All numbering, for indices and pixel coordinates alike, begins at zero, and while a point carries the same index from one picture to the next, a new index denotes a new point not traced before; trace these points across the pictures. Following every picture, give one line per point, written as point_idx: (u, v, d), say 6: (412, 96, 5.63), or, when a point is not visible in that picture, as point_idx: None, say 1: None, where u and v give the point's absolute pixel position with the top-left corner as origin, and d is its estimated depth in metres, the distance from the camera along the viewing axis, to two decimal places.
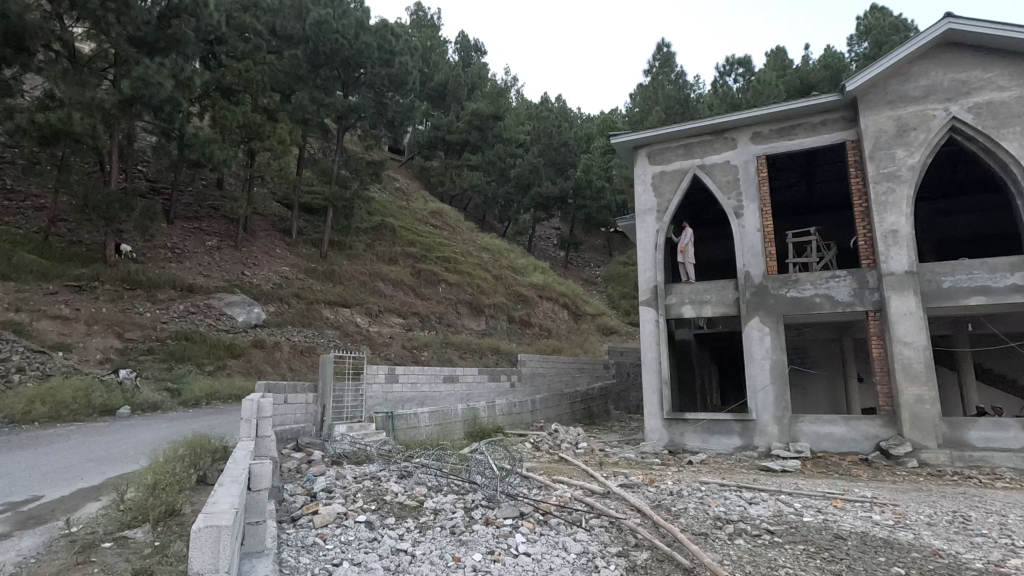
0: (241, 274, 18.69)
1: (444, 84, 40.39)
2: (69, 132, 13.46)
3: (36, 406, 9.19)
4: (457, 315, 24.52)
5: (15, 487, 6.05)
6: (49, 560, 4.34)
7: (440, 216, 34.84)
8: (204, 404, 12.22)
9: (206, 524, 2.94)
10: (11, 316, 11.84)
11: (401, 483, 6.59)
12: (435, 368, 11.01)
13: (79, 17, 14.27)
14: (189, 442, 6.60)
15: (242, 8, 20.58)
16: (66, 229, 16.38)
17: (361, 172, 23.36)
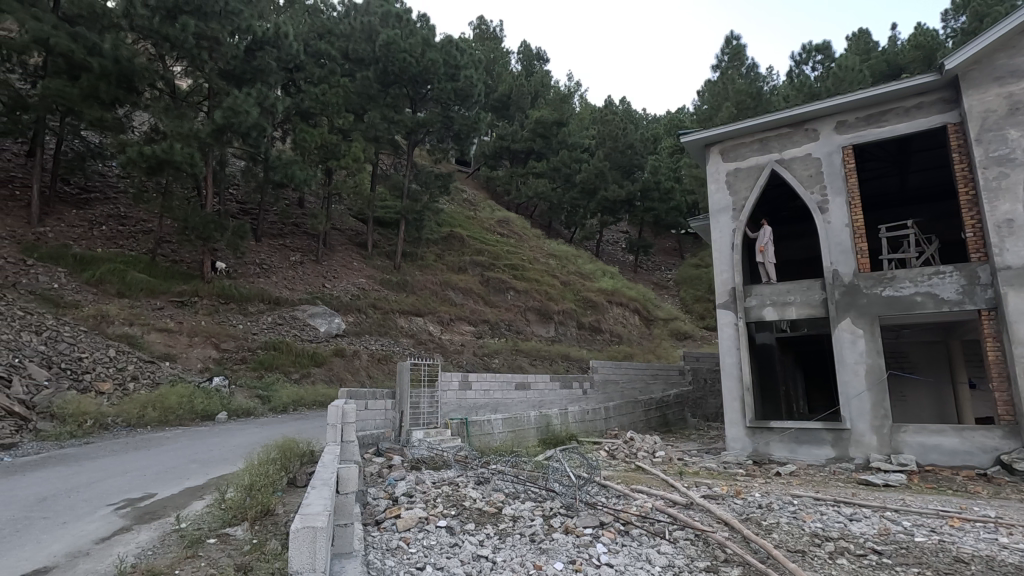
0: (322, 286, 19.73)
1: (508, 94, 40.97)
2: (171, 161, 14.77)
3: (149, 411, 10.06)
4: (527, 321, 24.67)
5: (132, 484, 6.65)
6: (163, 553, 4.72)
7: (507, 224, 35.23)
8: (291, 409, 12.97)
9: (302, 524, 3.08)
10: (127, 330, 13.11)
11: (479, 489, 6.64)
12: (507, 375, 11.06)
13: (178, 57, 15.70)
14: (281, 446, 7.01)
15: (317, 36, 21.86)
16: (170, 250, 17.95)
17: (430, 184, 24.09)
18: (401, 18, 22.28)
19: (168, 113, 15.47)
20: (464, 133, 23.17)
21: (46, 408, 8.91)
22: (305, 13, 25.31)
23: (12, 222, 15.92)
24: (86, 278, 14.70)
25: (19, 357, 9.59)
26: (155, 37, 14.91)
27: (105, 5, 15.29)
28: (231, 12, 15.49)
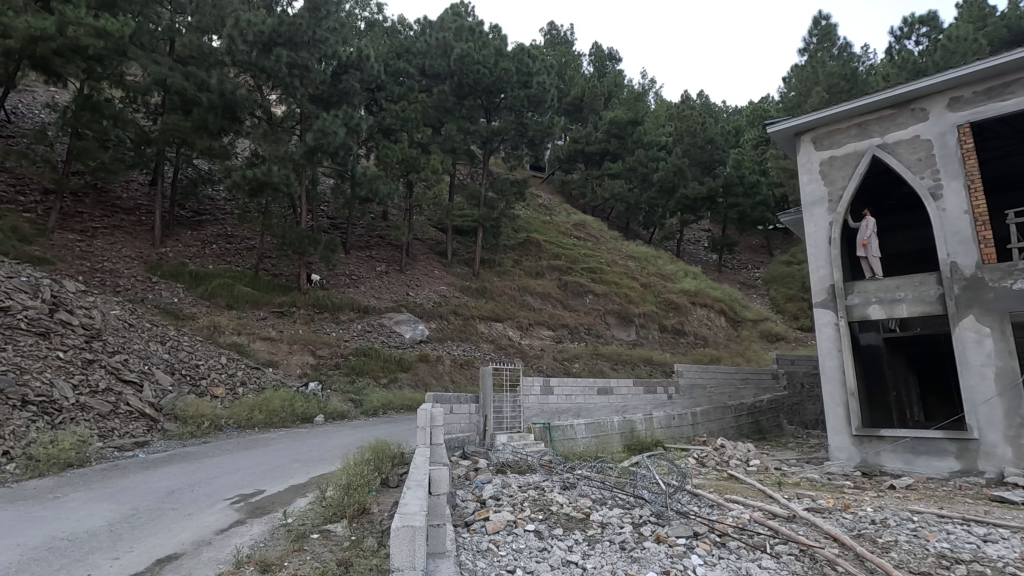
0: (406, 294, 20.55)
1: (580, 97, 40.83)
2: (270, 182, 16.03)
3: (256, 413, 10.88)
4: (607, 325, 24.34)
5: (245, 481, 7.23)
6: (272, 545, 5.09)
7: (583, 227, 34.93)
8: (381, 413, 13.59)
9: (402, 523, 3.25)
10: (236, 339, 14.32)
11: (565, 494, 6.62)
12: (589, 379, 10.93)
13: (273, 86, 17.00)
14: (374, 447, 7.35)
15: (396, 55, 22.91)
16: (270, 264, 19.44)
17: (506, 192, 24.42)
18: (474, 31, 22.86)
19: (266, 139, 16.79)
20: (539, 139, 23.30)
21: (172, 410, 9.77)
22: (384, 35, 26.62)
23: (140, 245, 17.89)
24: (201, 292, 16.23)
25: (149, 364, 10.55)
26: (254, 69, 16.25)
27: (211, 44, 16.87)
28: (318, 40, 16.52)
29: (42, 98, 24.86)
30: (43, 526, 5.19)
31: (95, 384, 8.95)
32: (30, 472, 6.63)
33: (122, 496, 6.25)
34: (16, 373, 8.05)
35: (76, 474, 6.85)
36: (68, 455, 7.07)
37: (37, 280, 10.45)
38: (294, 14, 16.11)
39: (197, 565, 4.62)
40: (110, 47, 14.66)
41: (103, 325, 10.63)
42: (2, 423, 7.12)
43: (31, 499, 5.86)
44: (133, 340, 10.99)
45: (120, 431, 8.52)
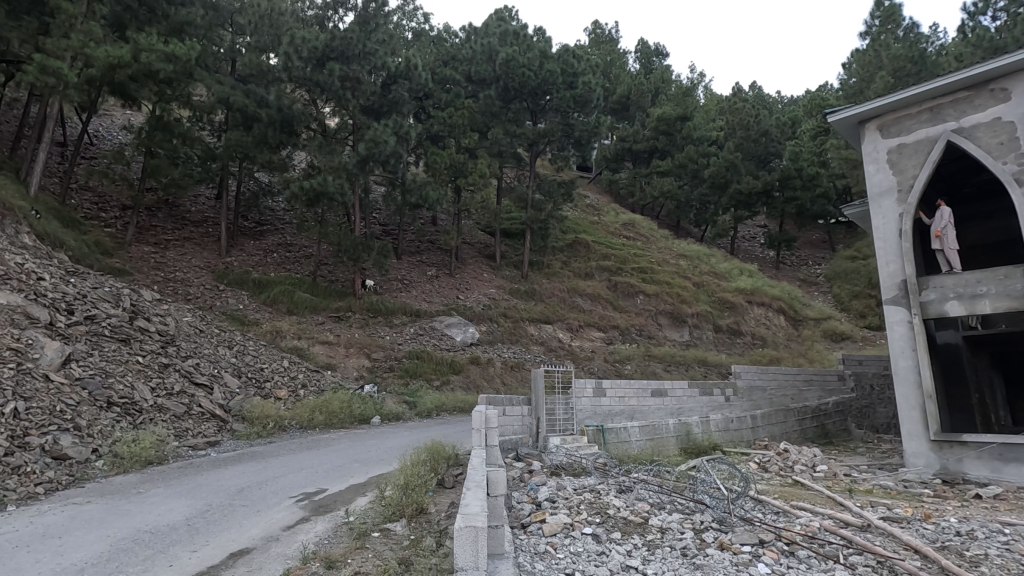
0: (456, 297, 20.83)
1: (627, 95, 40.36)
2: (325, 192, 16.64)
3: (317, 415, 11.27)
4: (659, 326, 23.91)
5: (308, 480, 7.50)
6: (336, 542, 5.27)
7: (632, 227, 34.37)
8: (435, 415, 13.84)
9: (465, 523, 3.33)
10: (297, 343, 14.92)
11: (622, 497, 6.51)
12: (642, 381, 10.73)
13: (327, 100, 17.64)
14: (430, 449, 7.48)
15: (443, 63, 23.32)
16: (327, 271, 20.14)
17: (554, 193, 24.37)
18: (519, 34, 23.00)
19: (321, 150, 17.42)
20: (586, 139, 23.12)
21: (239, 412, 10.27)
22: (431, 44, 27.16)
23: (208, 255, 18.94)
24: (264, 299, 17.02)
25: (218, 368, 11.14)
26: (309, 84, 16.91)
27: (269, 62, 17.69)
28: (368, 52, 16.96)
29: (120, 121, 26.79)
30: (129, 519, 5.57)
31: (170, 387, 9.50)
32: (116, 468, 7.11)
33: (197, 492, 6.62)
34: (102, 376, 8.54)
35: (156, 471, 7.31)
36: (148, 453, 7.53)
37: (120, 290, 11.23)
38: (345, 29, 16.67)
39: (267, 559, 4.83)
40: (179, 70, 15.62)
41: (176, 331, 11.32)
42: (91, 422, 7.56)
43: (118, 493, 6.30)
44: (204, 346, 11.63)
45: (193, 430, 9.00)
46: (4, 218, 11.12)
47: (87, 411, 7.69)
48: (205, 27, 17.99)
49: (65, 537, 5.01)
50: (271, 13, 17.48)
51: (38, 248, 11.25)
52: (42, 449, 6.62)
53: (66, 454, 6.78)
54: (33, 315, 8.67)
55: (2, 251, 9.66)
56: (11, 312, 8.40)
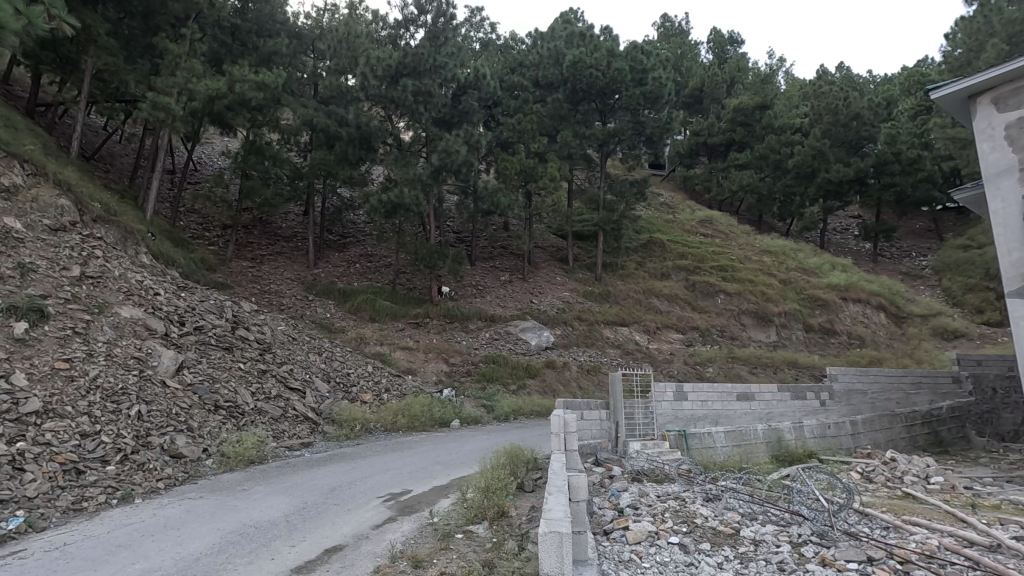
0: (530, 301, 20.90)
1: (700, 88, 39.02)
2: (402, 204, 17.31)
3: (400, 418, 11.69)
4: (742, 327, 22.83)
5: (393, 481, 7.79)
6: (422, 542, 5.42)
7: (710, 224, 33.00)
8: (513, 418, 13.95)
9: (549, 528, 3.33)
10: (379, 349, 15.58)
11: (709, 506, 6.22)
12: (727, 384, 10.22)
13: (401, 115, 18.36)
14: (509, 452, 7.54)
15: (510, 70, 23.64)
16: (405, 279, 20.88)
17: (626, 193, 23.91)
18: (585, 35, 22.84)
19: (397, 164, 18.12)
20: (657, 136, 22.51)
21: (329, 414, 10.86)
22: (498, 52, 27.58)
23: (298, 267, 20.23)
24: (349, 307, 17.93)
25: (310, 373, 11.85)
26: (385, 101, 17.69)
27: (348, 83, 18.65)
28: (438, 66, 17.47)
29: (220, 148, 29.31)
30: (236, 514, 6.04)
31: (268, 391, 10.20)
32: (224, 467, 7.72)
33: (294, 490, 7.06)
34: (210, 381, 9.33)
35: (258, 470, 7.88)
36: (250, 453, 8.12)
37: (223, 302, 12.24)
38: (416, 46, 17.26)
39: (358, 556, 5.05)
40: (268, 96, 16.87)
41: (272, 339, 12.17)
42: (202, 424, 8.28)
43: (225, 490, 6.84)
44: (296, 352, 12.41)
45: (289, 432, 9.62)
46: (126, 240, 12.48)
47: (198, 414, 8.40)
48: (290, 55, 19.33)
49: (182, 529, 5.50)
50: (348, 36, 18.46)
51: (154, 266, 12.52)
52: (161, 449, 7.31)
53: (182, 453, 7.46)
54: (151, 326, 9.60)
55: (125, 270, 10.79)
56: (134, 324, 9.35)
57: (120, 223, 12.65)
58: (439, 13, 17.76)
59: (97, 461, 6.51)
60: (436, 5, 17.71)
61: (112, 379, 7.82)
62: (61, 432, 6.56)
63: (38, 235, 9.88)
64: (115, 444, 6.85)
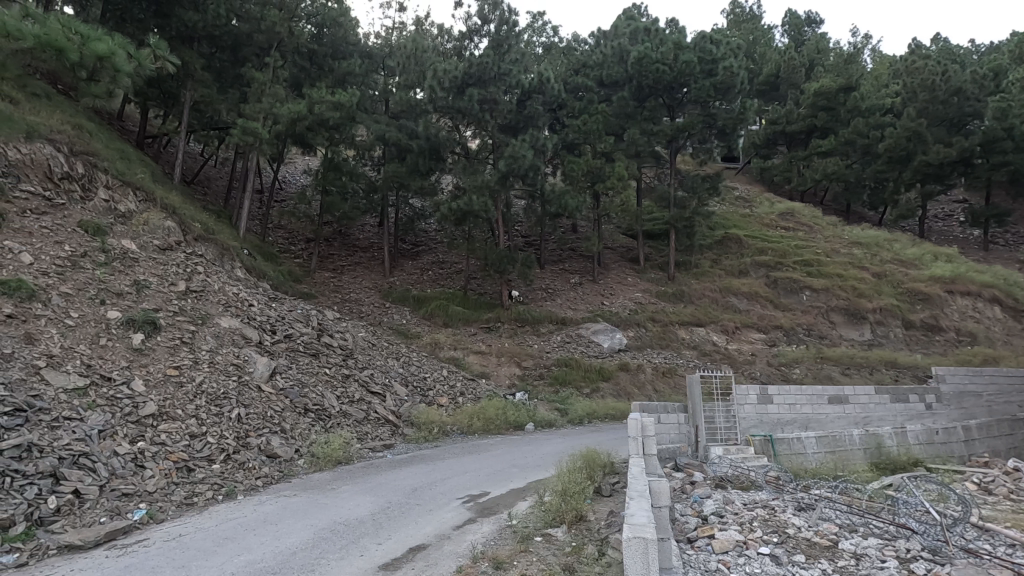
0: (601, 303, 20.63)
1: (776, 74, 37.17)
2: (471, 211, 17.68)
3: (475, 421, 11.87)
4: (831, 325, 21.40)
5: (472, 483, 7.93)
6: (503, 543, 5.50)
7: (791, 216, 31.18)
8: (587, 421, 13.81)
9: (633, 534, 3.34)
10: (453, 353, 15.96)
11: (802, 516, 5.85)
12: (816, 387, 9.59)
13: (468, 124, 18.75)
14: (585, 456, 7.49)
15: (574, 72, 23.59)
16: (476, 283, 21.24)
17: (698, 188, 23.08)
18: (650, 30, 22.40)
19: (465, 172, 18.53)
20: (731, 128, 21.61)
21: (409, 417, 11.25)
22: (561, 55, 27.57)
23: (375, 276, 21.14)
24: (423, 313, 18.50)
25: (389, 377, 12.31)
26: (452, 111, 18.12)
27: (417, 97, 19.32)
28: (503, 73, 17.69)
29: (301, 166, 31.23)
30: (327, 511, 6.38)
31: (352, 395, 10.70)
32: (314, 466, 8.19)
33: (380, 490, 7.37)
34: (299, 386, 9.93)
35: (345, 470, 8.31)
36: (338, 454, 8.56)
37: (308, 311, 13.01)
38: (481, 55, 17.60)
39: (440, 556, 5.18)
40: (344, 115, 17.79)
41: (353, 345, 12.78)
42: (293, 426, 8.83)
43: (316, 488, 7.26)
44: (376, 357, 12.94)
45: (372, 434, 10.06)
46: (223, 257, 13.58)
47: (290, 416, 8.98)
48: (363, 74, 20.29)
49: (279, 524, 5.88)
50: (416, 51, 19.15)
51: (247, 279, 13.52)
52: (259, 449, 7.86)
53: (277, 453, 8.00)
54: (247, 335, 10.37)
55: (223, 283, 11.74)
56: (233, 334, 10.13)
57: (217, 241, 13.79)
58: (502, 21, 17.99)
59: (204, 460, 7.11)
60: (499, 14, 17.96)
61: (215, 385, 8.51)
62: (174, 432, 7.22)
63: (150, 255, 10.95)
64: (219, 444, 7.46)
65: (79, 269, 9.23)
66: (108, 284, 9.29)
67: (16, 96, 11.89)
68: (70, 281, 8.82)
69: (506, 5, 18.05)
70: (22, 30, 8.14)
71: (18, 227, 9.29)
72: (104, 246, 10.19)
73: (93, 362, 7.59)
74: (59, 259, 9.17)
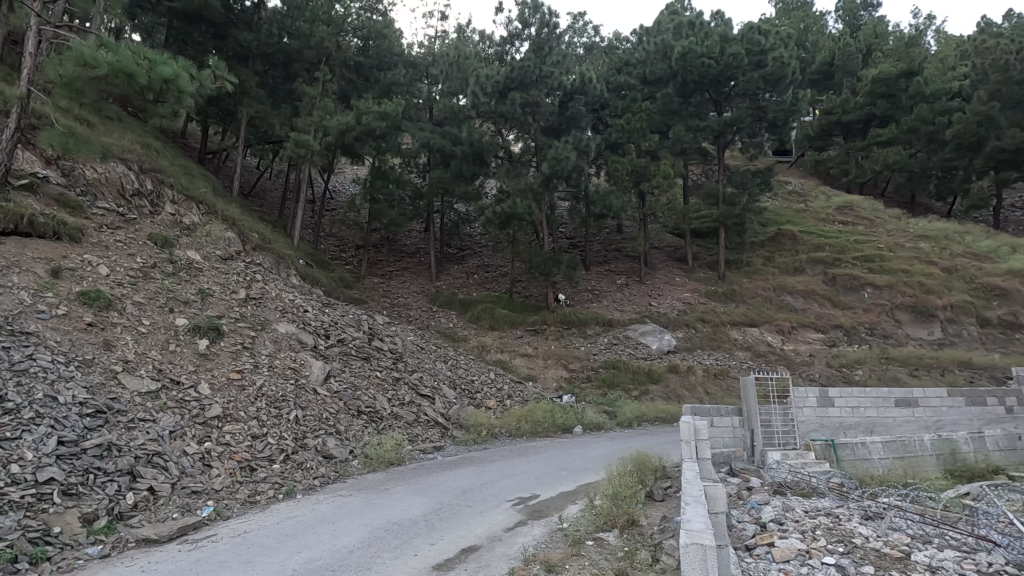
0: (648, 304, 20.27)
1: (830, 62, 35.65)
2: (515, 214, 17.77)
3: (523, 424, 11.88)
4: (896, 324, 20.26)
5: (521, 485, 7.95)
6: (555, 547, 5.48)
7: (850, 210, 29.73)
8: (636, 424, 13.59)
9: (691, 541, 3.31)
10: (500, 356, 16.05)
11: (870, 525, 5.55)
12: (882, 389, 9.09)
13: (510, 128, 18.86)
14: (636, 459, 7.39)
15: (616, 70, 23.35)
16: (522, 286, 21.29)
17: (749, 184, 22.35)
18: (694, 24, 21.91)
19: (509, 175, 18.63)
20: (782, 120, 20.86)
21: (458, 419, 11.39)
22: (603, 54, 27.36)
23: (422, 281, 21.54)
24: (470, 317, 18.70)
25: (438, 380, 12.50)
26: (494, 116, 18.27)
27: (460, 103, 19.60)
28: (545, 76, 17.71)
29: (350, 176, 32.22)
30: (382, 511, 6.55)
31: (402, 398, 10.93)
32: (368, 467, 8.41)
33: (431, 491, 7.50)
34: (352, 389, 10.23)
35: (397, 471, 8.50)
36: (390, 455, 8.76)
37: (359, 316, 13.39)
38: (522, 59, 17.68)
39: (493, 558, 5.23)
40: (390, 124, 18.24)
41: (403, 348, 13.06)
42: (348, 427, 9.11)
43: (371, 489, 7.45)
44: (424, 361, 13.17)
45: (422, 436, 10.24)
46: (279, 265, 14.19)
47: (344, 418, 9.26)
48: (407, 84, 20.75)
49: (336, 522, 6.08)
50: (458, 59, 19.42)
51: (302, 286, 14.06)
52: (316, 450, 8.15)
53: (333, 453, 8.26)
54: (303, 340, 10.77)
55: (280, 291, 12.25)
56: (289, 339, 10.55)
57: (274, 250, 14.40)
58: (542, 24, 18.02)
59: (265, 460, 7.43)
60: (540, 17, 18.01)
61: (275, 388, 8.88)
62: (237, 433, 7.58)
63: (213, 265, 11.55)
64: (279, 445, 7.78)
65: (150, 280, 9.83)
66: (175, 292, 9.86)
67: (92, 119, 12.84)
68: (142, 291, 9.41)
69: (546, 8, 18.06)
70: (98, 58, 8.96)
71: (95, 241, 9.99)
72: (172, 257, 10.82)
73: (164, 366, 8.06)
74: (132, 270, 9.81)
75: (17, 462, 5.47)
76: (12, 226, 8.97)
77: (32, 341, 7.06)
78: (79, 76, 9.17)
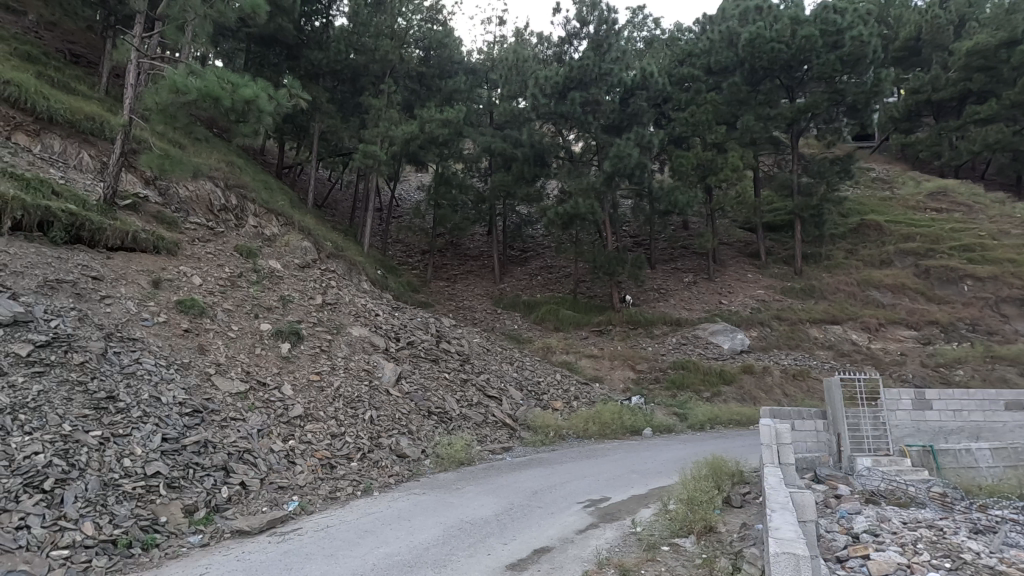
0: (719, 302, 19.51)
1: (916, 37, 33.01)
2: (578, 214, 17.64)
3: (591, 425, 11.75)
4: (1002, 319, 18.42)
5: (592, 487, 7.86)
6: (629, 550, 5.38)
7: (943, 196, 27.32)
8: (709, 427, 13.09)
9: (782, 549, 3.18)
10: (566, 357, 15.97)
11: (980, 540, 5.06)
12: (989, 391, 8.26)
13: (571, 128, 18.79)
14: (711, 464, 7.17)
15: (679, 62, 22.66)
16: (586, 287, 21.11)
17: (826, 172, 21.05)
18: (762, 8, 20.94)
19: (570, 176, 18.55)
20: (863, 103, 19.50)
21: (525, 421, 11.41)
22: (665, 47, 26.69)
23: (487, 284, 21.82)
24: (534, 318, 18.72)
25: (505, 382, 12.60)
26: (555, 117, 18.24)
27: (519, 106, 19.69)
28: (604, 73, 17.49)
29: (415, 183, 33.18)
30: (454, 510, 6.67)
31: (470, 398, 11.12)
32: (440, 466, 8.62)
33: (502, 492, 7.56)
34: (423, 390, 10.51)
35: (468, 470, 8.64)
36: (460, 455, 8.95)
37: (427, 319, 13.74)
38: (581, 58, 17.55)
39: (566, 560, 5.19)
40: (452, 131, 18.63)
41: (469, 350, 13.27)
42: (419, 427, 9.36)
43: (443, 488, 7.60)
44: (491, 362, 13.31)
45: (491, 437, 10.36)
46: (350, 271, 14.81)
47: (416, 418, 9.53)
48: (468, 90, 21.10)
49: (412, 520, 6.24)
50: (517, 62, 19.51)
51: (373, 291, 14.61)
52: (390, 448, 8.44)
53: (406, 452, 8.52)
54: (375, 342, 11.19)
55: (353, 296, 12.79)
56: (363, 341, 10.99)
57: (345, 257, 15.07)
58: (601, 21, 17.79)
59: (344, 458, 7.78)
60: (598, 14, 17.79)
61: (351, 389, 9.27)
62: (318, 432, 7.98)
63: (292, 273, 12.22)
64: (356, 444, 8.12)
65: (237, 288, 10.54)
66: (260, 299, 10.54)
67: (184, 142, 13.94)
68: (231, 298, 10.10)
69: (604, 4, 17.85)
70: (189, 85, 9.73)
71: (189, 254, 10.85)
72: (255, 267, 11.56)
73: (251, 369, 8.62)
74: (221, 280, 10.56)
75: (129, 455, 5.99)
76: (119, 242, 9.86)
77: (138, 345, 7.72)
78: (172, 102, 10.00)
